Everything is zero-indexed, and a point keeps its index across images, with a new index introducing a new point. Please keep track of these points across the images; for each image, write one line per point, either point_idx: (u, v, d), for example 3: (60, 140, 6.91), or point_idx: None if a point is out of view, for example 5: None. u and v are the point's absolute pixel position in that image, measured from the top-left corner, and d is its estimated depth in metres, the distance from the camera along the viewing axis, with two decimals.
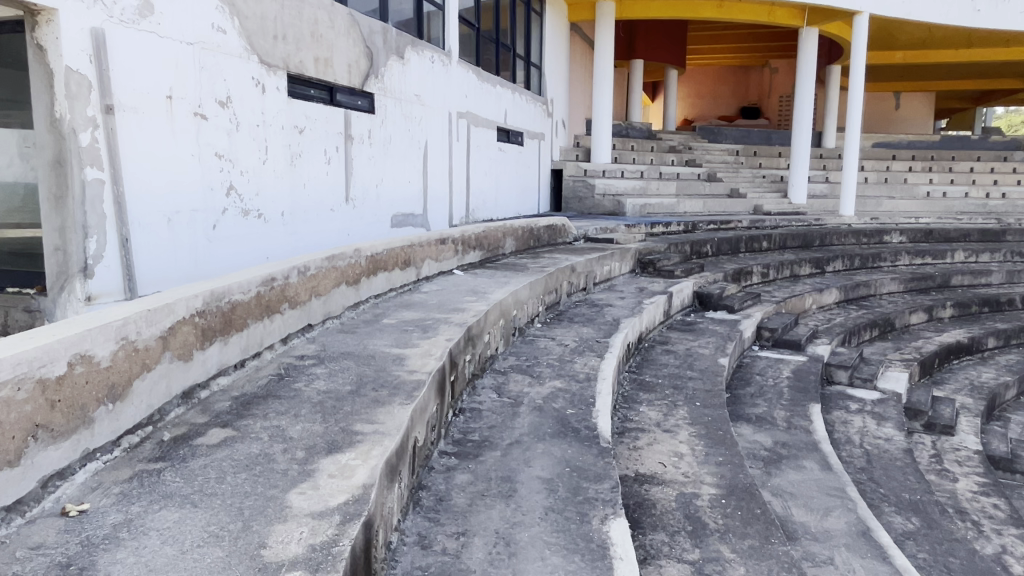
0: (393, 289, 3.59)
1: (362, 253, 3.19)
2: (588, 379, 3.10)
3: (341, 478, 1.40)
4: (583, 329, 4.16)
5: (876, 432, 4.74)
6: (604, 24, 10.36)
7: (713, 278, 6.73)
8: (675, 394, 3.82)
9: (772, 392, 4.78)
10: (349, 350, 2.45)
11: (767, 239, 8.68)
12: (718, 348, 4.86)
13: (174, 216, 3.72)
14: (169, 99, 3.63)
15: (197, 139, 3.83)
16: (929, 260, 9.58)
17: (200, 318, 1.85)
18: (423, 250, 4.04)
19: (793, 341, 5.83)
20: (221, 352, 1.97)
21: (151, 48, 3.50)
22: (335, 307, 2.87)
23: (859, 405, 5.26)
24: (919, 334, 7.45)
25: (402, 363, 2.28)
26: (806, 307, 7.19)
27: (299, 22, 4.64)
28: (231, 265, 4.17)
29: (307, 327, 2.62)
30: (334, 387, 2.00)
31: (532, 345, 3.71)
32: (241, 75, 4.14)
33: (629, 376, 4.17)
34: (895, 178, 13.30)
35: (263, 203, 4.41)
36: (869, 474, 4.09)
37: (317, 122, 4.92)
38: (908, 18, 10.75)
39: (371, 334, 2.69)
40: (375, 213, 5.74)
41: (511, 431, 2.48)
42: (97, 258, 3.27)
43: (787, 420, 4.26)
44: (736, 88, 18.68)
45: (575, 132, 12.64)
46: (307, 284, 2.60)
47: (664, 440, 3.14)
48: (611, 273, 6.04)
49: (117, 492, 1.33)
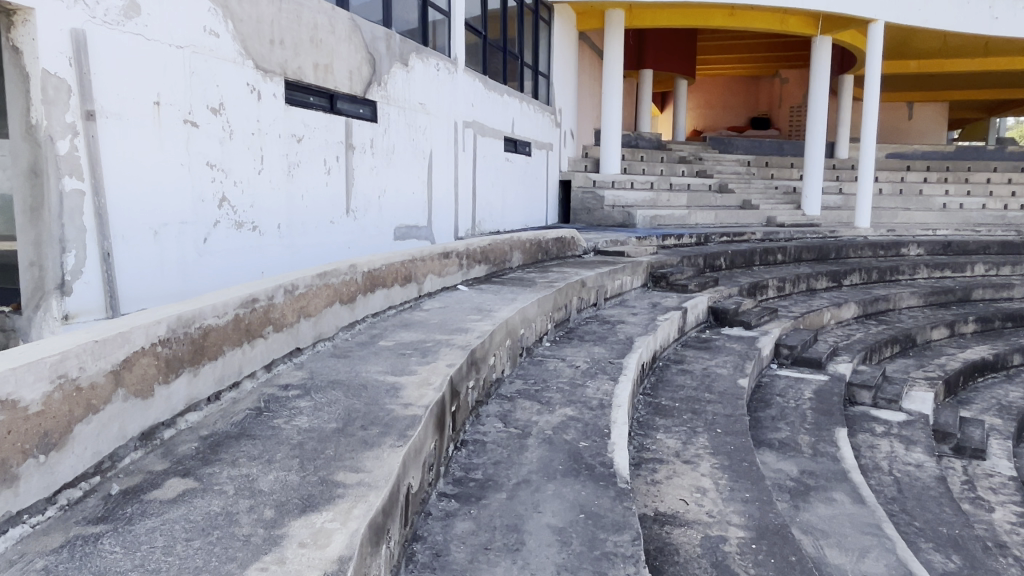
0: (392, 307, 3.37)
1: (359, 269, 2.96)
2: (602, 407, 2.84)
3: (314, 549, 1.16)
4: (594, 348, 3.93)
5: (904, 457, 4.48)
6: (613, 34, 10.20)
7: (727, 292, 6.50)
8: (693, 420, 3.57)
9: (795, 414, 4.52)
10: (338, 378, 2.21)
11: (782, 252, 8.46)
12: (736, 368, 4.61)
13: (161, 228, 3.51)
14: (157, 105, 3.44)
15: (187, 147, 3.63)
16: (948, 273, 9.30)
17: (164, 348, 1.62)
18: (425, 265, 3.82)
19: (813, 359, 5.58)
20: (189, 385, 1.74)
21: (136, 52, 3.30)
22: (326, 328, 2.64)
23: (885, 427, 4.99)
24: (942, 350, 7.18)
25: (396, 394, 2.03)
26: (824, 322, 6.95)
27: (298, 26, 4.45)
28: (224, 280, 3.96)
29: (296, 352, 2.39)
30: (318, 425, 1.76)
31: (541, 367, 3.48)
32: (234, 82, 3.94)
33: (643, 400, 3.92)
34: (910, 189, 13.04)
35: (258, 215, 4.20)
36: (901, 505, 3.82)
37: (316, 131, 4.72)
38: (924, 26, 10.52)
39: (365, 359, 2.47)
40: (377, 225, 5.52)
41: (518, 469, 2.24)
42: (75, 274, 3.06)
43: (812, 446, 4.00)
44: (746, 98, 18.52)
45: (584, 141, 12.45)
46: (295, 304, 2.37)
47: (684, 472, 2.89)
48: (622, 288, 5.79)
49: (39, 568, 1.10)
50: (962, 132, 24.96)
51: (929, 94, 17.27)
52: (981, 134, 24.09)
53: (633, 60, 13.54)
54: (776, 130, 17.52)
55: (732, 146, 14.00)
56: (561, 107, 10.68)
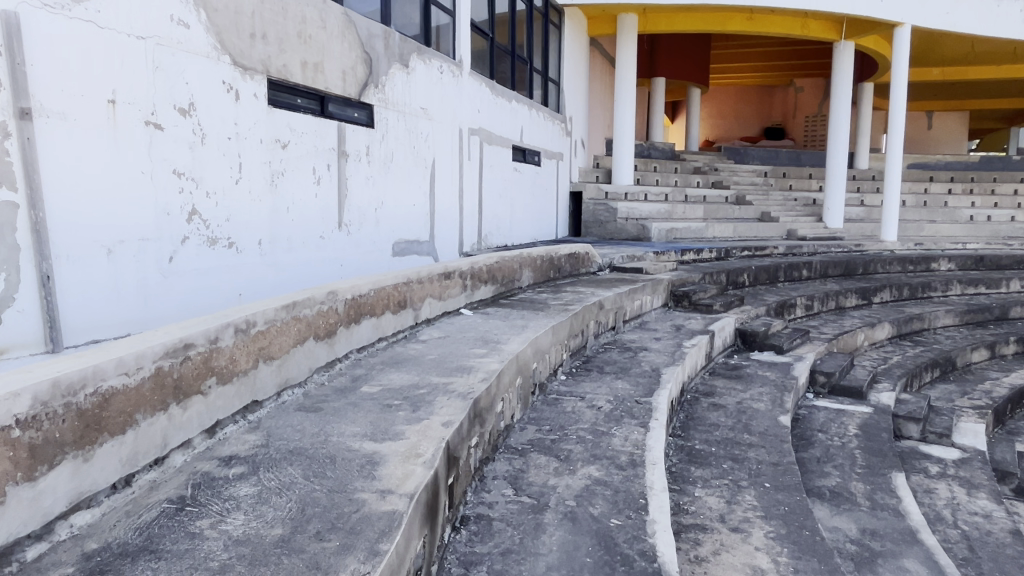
0: (383, 339, 2.87)
1: (339, 297, 2.47)
2: (634, 466, 2.33)
3: None
4: (616, 383, 3.41)
5: (968, 505, 3.91)
6: (626, 39, 9.73)
7: (755, 313, 5.97)
8: (735, 470, 3.04)
9: (842, 456, 3.97)
10: (301, 444, 1.71)
11: (807, 267, 7.94)
12: (774, 403, 4.06)
13: (117, 246, 3.03)
14: (113, 104, 2.97)
15: (149, 152, 3.16)
16: (983, 289, 8.73)
17: (26, 431, 1.14)
18: (422, 288, 3.31)
19: (853, 389, 5.04)
20: (75, 476, 1.25)
21: (86, 41, 2.83)
22: (296, 372, 2.14)
23: (940, 466, 4.43)
24: (984, 374, 6.61)
25: (372, 474, 1.52)
26: (858, 344, 6.40)
27: (284, 20, 3.99)
28: (194, 305, 3.46)
29: (252, 407, 1.90)
30: (257, 531, 1.26)
31: (557, 409, 2.95)
32: (208, 79, 3.48)
33: (673, 443, 3.39)
34: (935, 201, 12.47)
35: (235, 230, 3.72)
36: (976, 568, 3.27)
37: (304, 136, 4.25)
38: (953, 30, 9.93)
39: (341, 414, 1.96)
40: (373, 240, 5.03)
41: (535, 562, 1.73)
42: (5, 302, 2.57)
43: (869, 496, 3.45)
44: (759, 108, 18.06)
45: (595, 151, 11.99)
46: (250, 347, 1.88)
47: (735, 546, 2.37)
48: (642, 309, 5.27)
49: None
50: (981, 140, 24.47)
51: (951, 103, 16.74)
52: (1002, 142, 23.53)
53: (646, 68, 13.07)
54: (792, 140, 17.02)
55: (749, 156, 13.47)
56: (572, 116, 10.20)
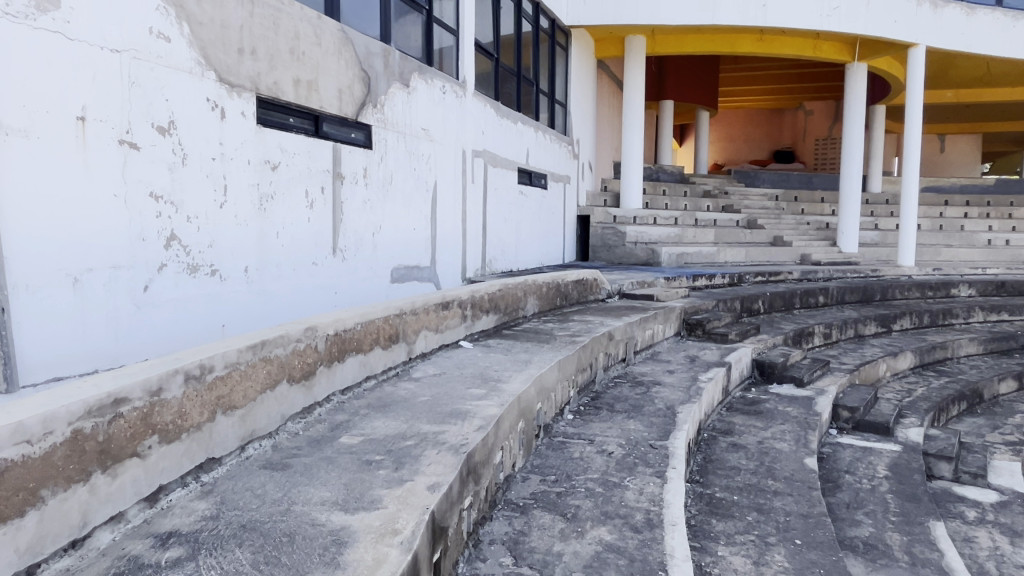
0: (370, 377, 2.60)
1: (320, 333, 2.21)
2: (651, 528, 2.03)
3: None
4: (629, 423, 3.12)
5: (1013, 557, 3.56)
6: (633, 61, 9.55)
7: (771, 342, 5.68)
8: (761, 524, 2.73)
9: (873, 501, 3.65)
10: (257, 515, 1.43)
11: (823, 293, 7.64)
12: (799, 442, 3.75)
13: (84, 275, 2.79)
14: (82, 121, 2.75)
15: (123, 173, 2.92)
16: (1006, 316, 8.38)
17: None
18: (417, 320, 3.05)
19: (880, 424, 4.72)
20: None
21: (52, 52, 2.62)
22: (262, 422, 1.86)
23: (978, 510, 4.09)
24: (1014, 407, 6.26)
25: (334, 560, 1.25)
26: (879, 374, 6.07)
27: (275, 35, 3.79)
28: (171, 337, 3.21)
29: (208, 464, 1.64)
30: None
31: (564, 455, 2.67)
32: (190, 96, 3.26)
33: (692, 491, 3.10)
34: (951, 225, 12.15)
35: (219, 256, 3.48)
36: None
37: (297, 157, 4.02)
38: (968, 50, 9.67)
39: (313, 473, 1.68)
40: (370, 266, 4.78)
41: None
42: None
43: (908, 550, 3.12)
44: (769, 131, 17.88)
45: (603, 174, 11.76)
46: (204, 397, 1.62)
47: None
48: (653, 339, 4.99)
49: None
50: (993, 163, 24.25)
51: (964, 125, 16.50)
52: (1013, 165, 23.33)
53: (654, 91, 12.90)
54: (802, 164, 16.79)
55: (759, 180, 13.22)
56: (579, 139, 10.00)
